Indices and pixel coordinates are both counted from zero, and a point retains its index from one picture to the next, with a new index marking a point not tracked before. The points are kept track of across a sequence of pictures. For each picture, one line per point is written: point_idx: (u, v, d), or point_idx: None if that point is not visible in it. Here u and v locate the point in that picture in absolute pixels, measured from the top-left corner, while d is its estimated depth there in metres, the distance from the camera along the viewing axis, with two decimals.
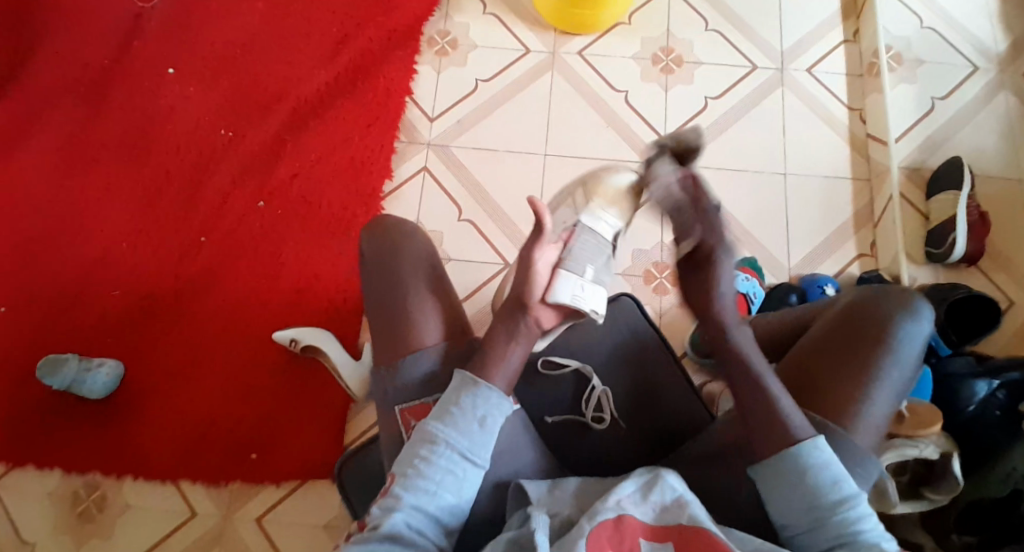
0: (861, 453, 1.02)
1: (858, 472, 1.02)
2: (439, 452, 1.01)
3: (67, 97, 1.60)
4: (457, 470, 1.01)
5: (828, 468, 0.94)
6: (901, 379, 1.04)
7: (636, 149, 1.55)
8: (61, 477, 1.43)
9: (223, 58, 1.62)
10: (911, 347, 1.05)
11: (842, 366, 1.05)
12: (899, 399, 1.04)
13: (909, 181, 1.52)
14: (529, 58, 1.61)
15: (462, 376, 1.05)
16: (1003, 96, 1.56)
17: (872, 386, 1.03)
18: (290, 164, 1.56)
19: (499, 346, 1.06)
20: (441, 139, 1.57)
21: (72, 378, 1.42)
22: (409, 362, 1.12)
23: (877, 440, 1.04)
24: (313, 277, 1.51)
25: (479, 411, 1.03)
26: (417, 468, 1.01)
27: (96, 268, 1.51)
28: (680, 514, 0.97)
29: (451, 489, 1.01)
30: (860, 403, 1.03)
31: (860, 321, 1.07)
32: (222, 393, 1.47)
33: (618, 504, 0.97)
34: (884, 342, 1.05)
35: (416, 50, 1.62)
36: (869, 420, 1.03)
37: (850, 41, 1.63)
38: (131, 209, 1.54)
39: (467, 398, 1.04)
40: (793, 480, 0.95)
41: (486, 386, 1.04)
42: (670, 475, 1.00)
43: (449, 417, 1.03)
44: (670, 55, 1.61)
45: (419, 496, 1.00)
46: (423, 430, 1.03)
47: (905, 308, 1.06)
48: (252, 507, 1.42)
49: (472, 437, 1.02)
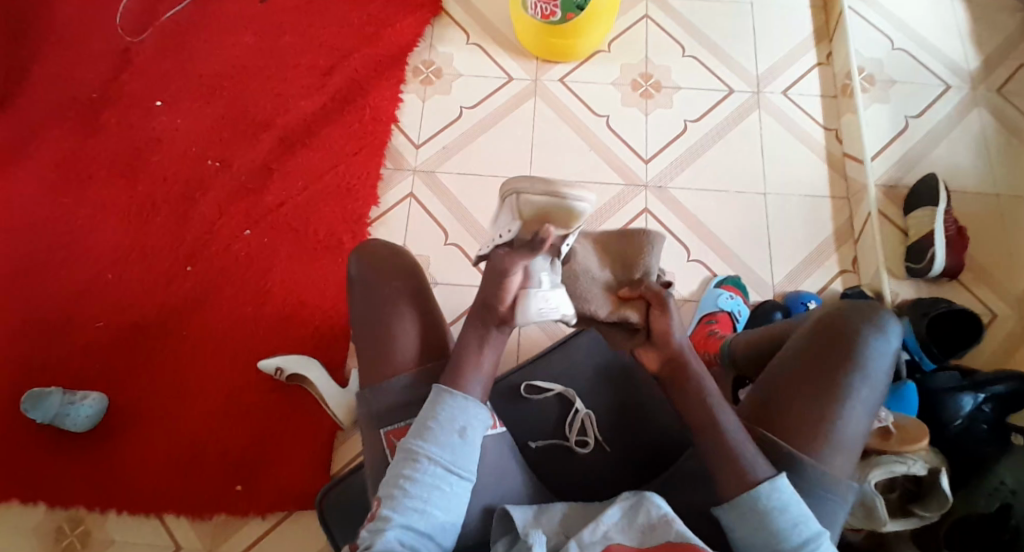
0: (836, 472, 1.04)
1: (830, 494, 1.04)
2: (423, 468, 1.01)
3: (53, 130, 1.61)
4: (444, 485, 1.01)
5: (789, 509, 0.98)
6: (873, 395, 1.06)
7: (618, 171, 1.57)
8: (44, 512, 1.42)
9: (211, 90, 1.64)
10: (880, 364, 1.07)
11: (813, 385, 1.06)
12: (871, 415, 1.06)
13: (886, 198, 1.55)
14: (511, 85, 1.64)
15: (434, 389, 1.06)
16: (977, 113, 1.59)
17: (844, 404, 1.05)
18: (277, 193, 1.57)
19: (473, 354, 1.08)
20: (427, 165, 1.59)
21: (55, 410, 1.41)
22: (390, 383, 1.14)
23: (851, 457, 1.05)
24: (301, 305, 1.51)
25: (458, 422, 1.04)
26: (403, 487, 1.01)
27: (81, 300, 1.51)
28: (668, 532, 0.98)
29: (439, 506, 1.00)
30: (833, 422, 1.05)
31: (829, 338, 1.08)
32: (207, 423, 1.46)
33: (606, 535, 0.99)
34: (854, 360, 1.06)
35: (401, 79, 1.64)
36: (843, 438, 1.05)
37: (824, 63, 1.67)
38: (117, 239, 1.54)
39: (444, 411, 1.04)
40: (750, 519, 0.99)
41: (458, 396, 1.05)
42: (655, 496, 1.02)
43: (429, 432, 1.03)
44: (649, 80, 1.64)
45: (409, 515, 0.99)
46: (404, 449, 1.03)
47: (873, 324, 1.08)
48: (237, 540, 1.41)
49: (455, 451, 1.02)
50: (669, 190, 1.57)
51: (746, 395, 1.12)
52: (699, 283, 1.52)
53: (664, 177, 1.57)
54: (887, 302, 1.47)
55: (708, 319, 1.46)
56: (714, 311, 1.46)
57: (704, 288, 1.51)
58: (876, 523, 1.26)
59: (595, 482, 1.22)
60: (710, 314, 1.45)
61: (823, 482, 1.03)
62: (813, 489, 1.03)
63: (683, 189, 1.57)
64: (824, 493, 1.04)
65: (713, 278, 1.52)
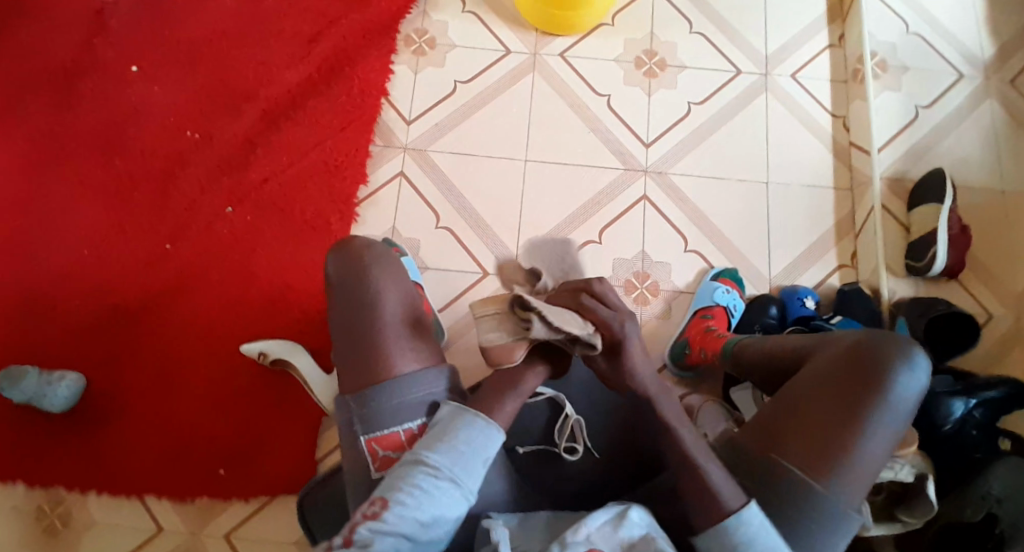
0: (849, 499, 1.03)
1: (841, 523, 1.03)
2: (440, 484, 1.02)
3: (26, 93, 1.53)
4: (453, 505, 1.02)
5: (755, 544, 0.97)
6: (895, 427, 1.06)
7: (618, 156, 1.52)
8: (24, 491, 1.40)
9: (192, 55, 1.56)
10: (907, 397, 1.07)
11: (835, 412, 1.06)
12: (889, 447, 1.06)
13: (891, 191, 1.50)
14: (509, 59, 1.56)
15: (461, 410, 1.08)
16: (987, 106, 1.54)
17: (865, 435, 1.05)
18: (261, 168, 1.50)
19: (525, 369, 1.10)
20: (418, 143, 1.52)
21: (33, 391, 1.37)
22: (396, 387, 1.10)
23: (866, 487, 1.05)
24: (285, 286, 1.46)
25: (486, 452, 1.05)
26: (415, 496, 1.00)
27: (58, 274, 1.45)
28: (648, 549, 0.97)
29: (440, 523, 1.01)
30: (850, 451, 1.04)
31: (857, 368, 1.08)
32: (189, 407, 1.42)
33: (589, 538, 0.97)
34: (881, 392, 1.06)
35: (392, 49, 1.56)
36: (859, 470, 1.04)
37: (835, 45, 1.59)
38: (92, 213, 1.48)
39: (476, 436, 1.05)
40: (725, 551, 0.97)
41: (485, 421, 1.07)
42: (637, 510, 0.99)
43: (456, 453, 1.04)
44: (654, 58, 1.57)
45: (413, 525, 0.99)
46: (425, 460, 1.03)
47: (905, 356, 1.08)
48: (222, 523, 1.39)
49: (475, 477, 1.04)
50: (669, 176, 1.51)
51: (761, 410, 1.11)
52: (696, 273, 1.48)
53: (664, 163, 1.52)
54: (884, 300, 1.45)
55: (703, 313, 1.42)
56: (710, 304, 1.42)
57: (701, 279, 1.47)
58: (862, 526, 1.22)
59: (581, 490, 1.18)
60: (706, 308, 1.41)
61: (833, 511, 1.03)
62: (824, 515, 1.03)
63: (684, 176, 1.52)
64: (834, 523, 1.03)
65: (710, 269, 1.48)
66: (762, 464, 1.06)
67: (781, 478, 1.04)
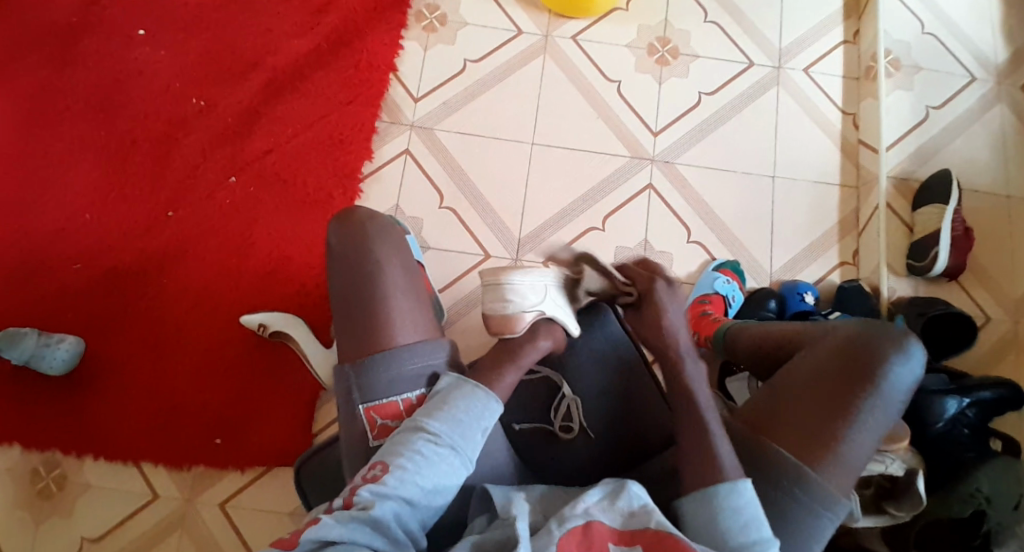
0: (838, 488, 1.05)
1: (828, 511, 1.05)
2: (439, 450, 1.04)
3: (30, 53, 1.51)
4: (452, 472, 1.04)
5: (743, 511, 0.99)
6: (885, 419, 1.08)
7: (625, 144, 1.51)
8: (21, 453, 1.41)
9: (198, 21, 1.54)
10: (898, 388, 1.09)
11: (829, 403, 1.08)
12: (878, 439, 1.08)
13: (896, 191, 1.50)
14: (521, 40, 1.55)
15: (460, 381, 1.10)
16: (998, 109, 1.53)
17: (855, 427, 1.07)
18: (265, 139, 1.49)
19: (528, 340, 1.19)
20: (425, 121, 1.51)
21: (31, 352, 1.37)
22: (395, 359, 1.11)
23: (854, 478, 1.07)
24: (286, 259, 1.46)
25: (485, 421, 1.08)
26: (414, 460, 1.03)
27: (58, 237, 1.45)
28: (647, 520, 0.97)
29: (440, 488, 1.03)
30: (842, 441, 1.06)
31: (851, 359, 1.10)
32: (186, 375, 1.43)
33: (587, 510, 0.98)
34: (874, 383, 1.08)
35: (403, 24, 1.55)
36: (850, 460, 1.06)
37: (850, 41, 1.59)
38: (95, 176, 1.47)
39: (475, 407, 1.08)
40: (712, 513, 1.00)
41: (484, 391, 1.10)
42: (634, 484, 1.01)
43: (456, 421, 1.06)
44: (666, 46, 1.56)
45: (412, 490, 1.01)
46: (424, 427, 1.05)
47: (900, 348, 1.09)
48: (216, 492, 1.40)
49: (474, 445, 1.06)
50: (676, 166, 1.51)
51: (757, 397, 1.13)
52: (698, 265, 1.48)
53: (672, 153, 1.51)
54: (884, 299, 1.46)
55: (701, 299, 1.43)
56: (709, 293, 1.43)
57: (703, 270, 1.48)
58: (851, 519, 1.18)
59: (577, 473, 1.20)
60: (704, 295, 1.42)
61: (822, 500, 1.05)
62: (813, 503, 1.05)
63: (691, 166, 1.51)
64: (822, 512, 1.05)
65: (712, 261, 1.48)
66: (754, 452, 1.08)
67: (774, 468, 1.07)
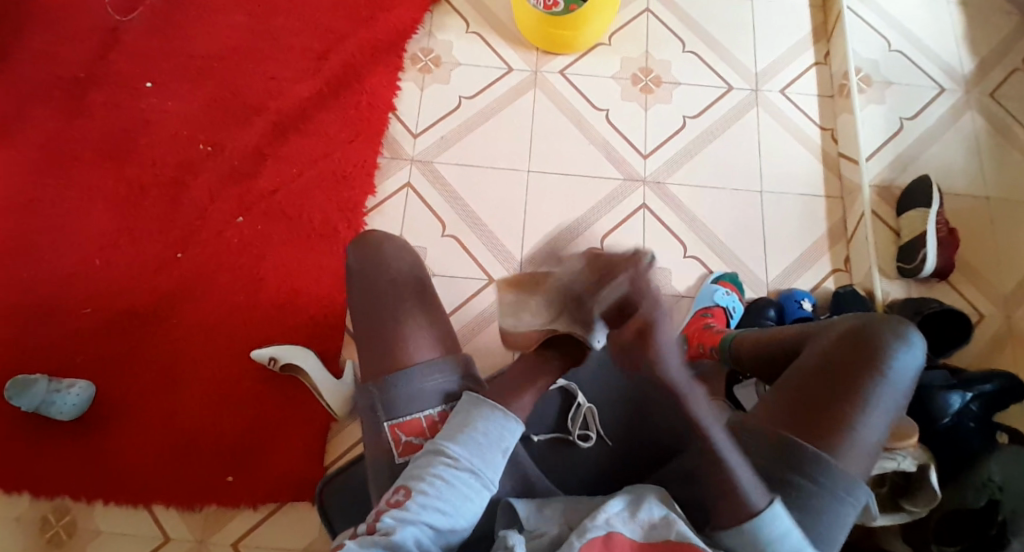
0: (855, 471, 1.05)
1: (849, 495, 1.04)
2: (460, 474, 1.00)
3: (42, 108, 1.57)
4: (473, 495, 1.00)
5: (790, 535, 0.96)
6: (892, 402, 1.09)
7: (617, 166, 1.58)
8: (29, 501, 1.38)
9: (204, 73, 1.61)
10: (906, 374, 1.10)
11: (839, 391, 1.08)
12: (889, 424, 1.08)
13: (880, 198, 1.56)
14: (511, 76, 1.63)
15: (479, 398, 1.06)
16: (969, 115, 1.62)
17: (866, 411, 1.07)
18: (272, 179, 1.55)
19: (542, 359, 1.10)
20: (424, 154, 1.58)
21: (41, 398, 1.37)
22: (416, 374, 1.09)
23: (868, 461, 1.07)
24: (295, 293, 1.49)
25: (505, 443, 1.04)
26: (436, 485, 0.99)
27: (69, 283, 1.48)
28: (669, 532, 0.95)
29: (462, 512, 0.99)
30: (853, 425, 1.06)
31: (857, 349, 1.11)
32: (198, 413, 1.43)
33: (608, 521, 0.95)
34: (880, 369, 1.09)
35: (399, 67, 1.63)
36: (862, 443, 1.06)
37: (821, 62, 1.68)
38: (106, 223, 1.51)
39: (493, 426, 1.04)
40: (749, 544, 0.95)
41: (502, 413, 1.05)
42: (654, 496, 0.98)
43: (477, 444, 1.02)
44: (648, 75, 1.65)
45: (434, 515, 0.98)
46: (445, 450, 1.02)
47: (899, 336, 1.12)
48: (229, 531, 1.38)
49: (495, 468, 1.02)
50: (667, 186, 1.57)
51: (765, 396, 1.13)
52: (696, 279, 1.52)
53: (662, 173, 1.58)
54: (878, 301, 1.48)
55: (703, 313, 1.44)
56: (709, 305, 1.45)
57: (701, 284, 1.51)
58: (867, 518, 1.12)
59: (597, 479, 1.15)
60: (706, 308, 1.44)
61: (843, 483, 1.04)
62: (835, 488, 1.04)
63: (681, 185, 1.57)
64: (843, 496, 1.04)
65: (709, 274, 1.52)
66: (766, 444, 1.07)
67: (793, 457, 1.05)
